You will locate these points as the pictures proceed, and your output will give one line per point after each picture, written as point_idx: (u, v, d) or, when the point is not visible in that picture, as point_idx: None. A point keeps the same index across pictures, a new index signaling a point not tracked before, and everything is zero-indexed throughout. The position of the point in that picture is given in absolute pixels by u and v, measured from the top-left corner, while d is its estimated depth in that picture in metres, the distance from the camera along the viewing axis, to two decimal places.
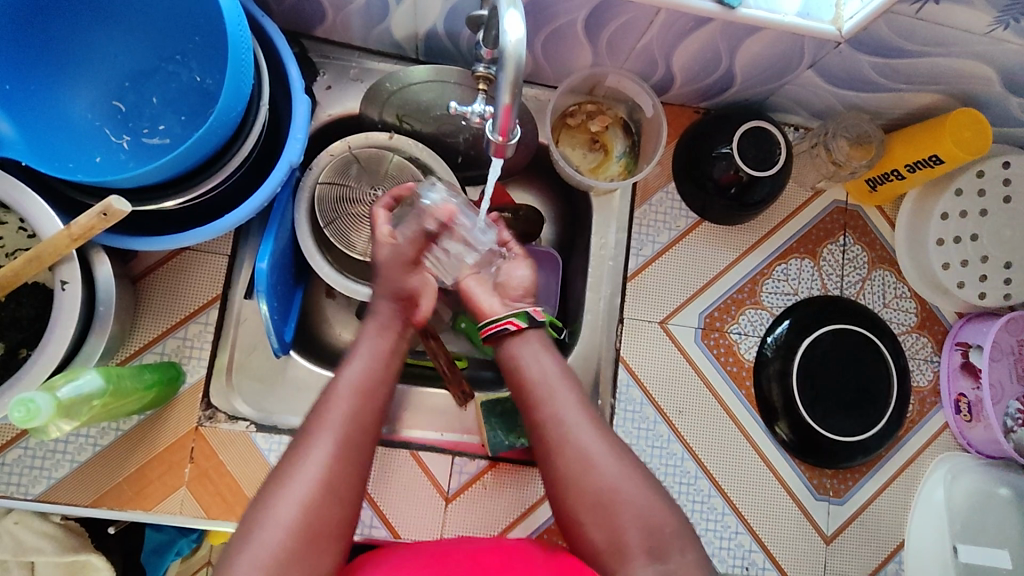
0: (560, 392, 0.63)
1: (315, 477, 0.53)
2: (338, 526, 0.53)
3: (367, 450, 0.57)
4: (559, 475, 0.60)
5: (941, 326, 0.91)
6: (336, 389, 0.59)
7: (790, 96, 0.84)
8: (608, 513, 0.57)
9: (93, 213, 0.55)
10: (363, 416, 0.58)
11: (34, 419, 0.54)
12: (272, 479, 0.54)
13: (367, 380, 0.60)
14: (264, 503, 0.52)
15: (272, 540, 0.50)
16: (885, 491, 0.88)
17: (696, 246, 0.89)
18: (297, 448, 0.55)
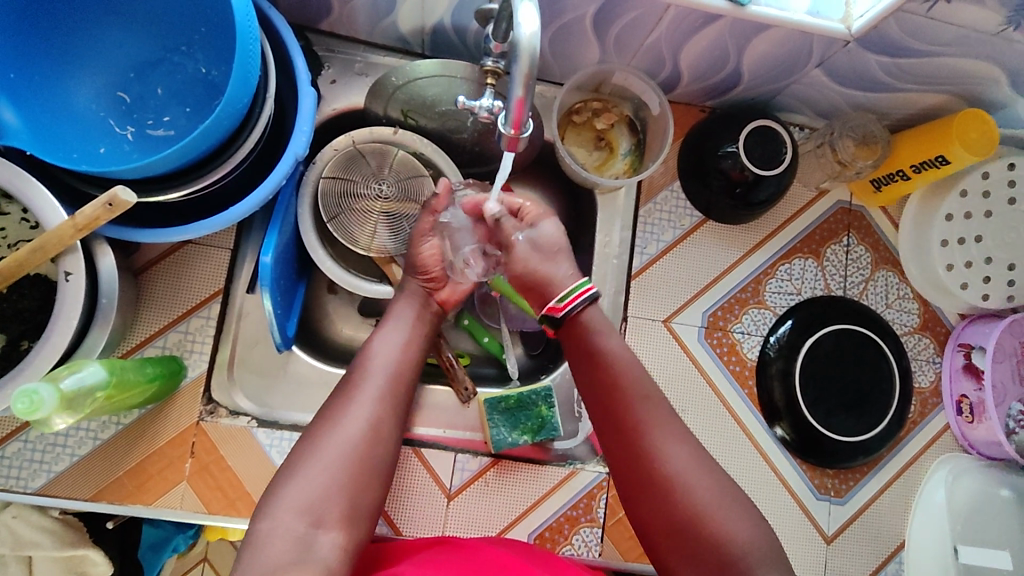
0: (632, 396, 0.67)
1: (360, 421, 0.62)
2: (378, 466, 0.61)
3: (402, 404, 0.67)
4: (649, 488, 0.64)
5: (944, 327, 0.92)
6: (373, 353, 0.69)
7: (796, 95, 0.84)
8: (697, 534, 0.60)
9: (98, 203, 0.55)
10: (399, 378, 0.68)
11: (37, 410, 0.53)
12: (322, 425, 0.61)
13: (399, 348, 0.70)
14: (315, 441, 0.60)
15: (322, 473, 0.58)
16: (886, 491, 0.88)
17: (701, 245, 0.89)
18: (342, 399, 0.64)
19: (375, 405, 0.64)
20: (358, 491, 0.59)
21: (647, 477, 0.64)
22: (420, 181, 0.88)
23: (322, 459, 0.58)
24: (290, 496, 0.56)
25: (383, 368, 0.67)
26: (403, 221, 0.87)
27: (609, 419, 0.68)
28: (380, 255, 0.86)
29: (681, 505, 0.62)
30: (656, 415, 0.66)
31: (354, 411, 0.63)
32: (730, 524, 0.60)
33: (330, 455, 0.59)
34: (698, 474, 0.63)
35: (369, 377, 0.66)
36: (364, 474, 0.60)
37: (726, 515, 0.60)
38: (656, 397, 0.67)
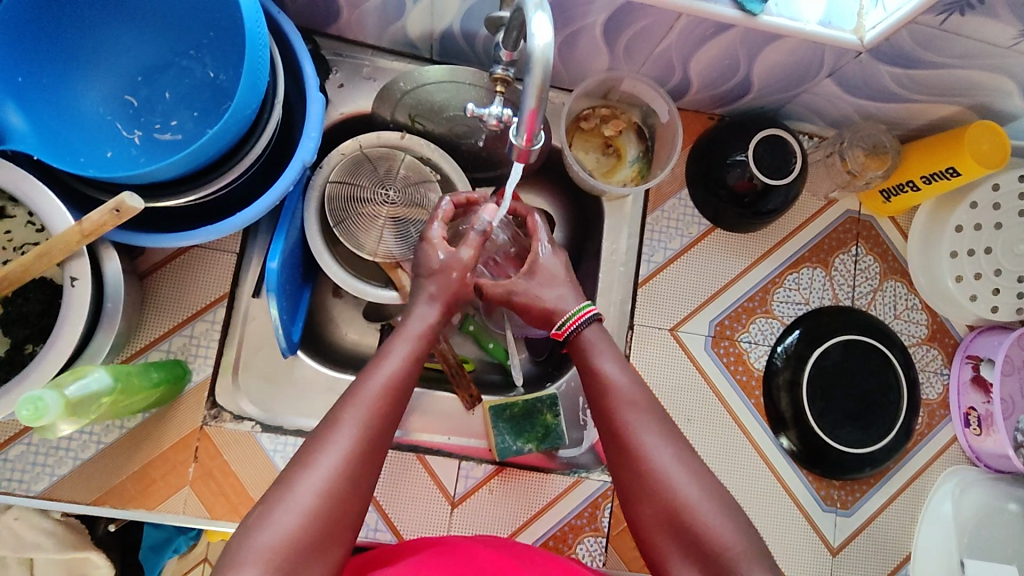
0: (623, 398, 0.66)
1: (334, 467, 0.54)
2: (351, 518, 0.55)
3: (386, 446, 0.59)
4: (634, 489, 0.61)
5: (952, 338, 0.91)
6: (363, 385, 0.60)
7: (806, 105, 0.84)
8: (686, 533, 0.58)
9: (105, 209, 0.54)
10: (386, 407, 0.60)
11: (42, 417, 0.53)
12: (296, 465, 0.55)
13: (395, 378, 0.62)
14: (288, 481, 0.54)
15: (294, 517, 0.52)
16: (892, 503, 0.87)
17: (709, 253, 0.88)
18: (320, 437, 0.56)
19: (356, 449, 0.56)
20: (324, 550, 0.52)
21: (633, 477, 0.61)
22: (426, 186, 0.87)
23: (292, 509, 0.52)
24: (255, 549, 0.50)
25: (374, 401, 0.59)
26: (410, 226, 0.87)
27: (601, 420, 0.66)
28: (385, 260, 0.85)
29: (667, 505, 0.59)
30: (644, 415, 0.64)
31: (331, 453, 0.55)
32: (716, 523, 0.57)
33: (301, 504, 0.52)
34: (684, 474, 0.60)
35: (354, 412, 0.58)
36: (336, 530, 0.53)
37: (712, 514, 0.57)
38: (644, 400, 0.65)
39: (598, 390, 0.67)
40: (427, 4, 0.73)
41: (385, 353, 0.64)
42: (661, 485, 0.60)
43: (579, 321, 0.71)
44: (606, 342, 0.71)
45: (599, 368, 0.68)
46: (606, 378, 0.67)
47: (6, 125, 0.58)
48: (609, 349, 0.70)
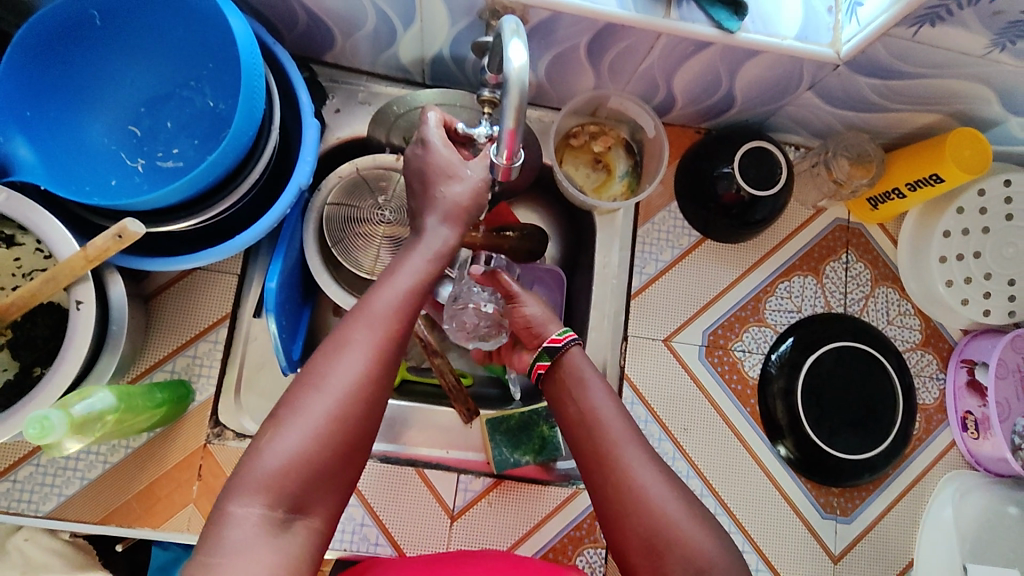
0: (602, 423, 0.63)
1: (344, 389, 0.51)
2: (367, 435, 0.52)
3: (399, 363, 0.55)
4: (616, 515, 0.58)
5: (946, 342, 0.92)
6: (372, 301, 0.55)
7: (790, 116, 0.86)
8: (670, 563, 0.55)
9: (108, 235, 0.57)
10: (402, 325, 0.55)
11: (48, 435, 0.54)
12: (304, 380, 0.52)
13: (410, 293, 0.57)
14: (296, 401, 0.50)
15: (300, 444, 0.49)
16: (893, 509, 0.87)
17: (700, 264, 0.90)
18: (328, 350, 0.53)
19: (369, 365, 0.53)
20: (339, 470, 0.51)
21: (612, 501, 0.59)
22: None
23: (302, 428, 0.49)
24: (262, 475, 0.48)
25: (385, 319, 0.55)
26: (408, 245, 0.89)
27: (580, 448, 0.63)
28: None
29: (650, 529, 0.56)
30: (624, 435, 0.61)
31: (341, 374, 0.51)
32: (702, 543, 0.55)
33: (311, 427, 0.49)
34: (667, 496, 0.57)
35: (366, 325, 0.54)
36: (351, 450, 0.51)
37: (695, 534, 0.56)
38: (624, 425, 0.62)
39: (577, 412, 0.64)
40: (418, 31, 0.76)
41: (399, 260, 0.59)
42: (643, 509, 0.57)
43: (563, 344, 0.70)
44: (588, 368, 0.68)
45: (582, 395, 0.65)
46: (587, 406, 0.64)
47: (15, 156, 0.62)
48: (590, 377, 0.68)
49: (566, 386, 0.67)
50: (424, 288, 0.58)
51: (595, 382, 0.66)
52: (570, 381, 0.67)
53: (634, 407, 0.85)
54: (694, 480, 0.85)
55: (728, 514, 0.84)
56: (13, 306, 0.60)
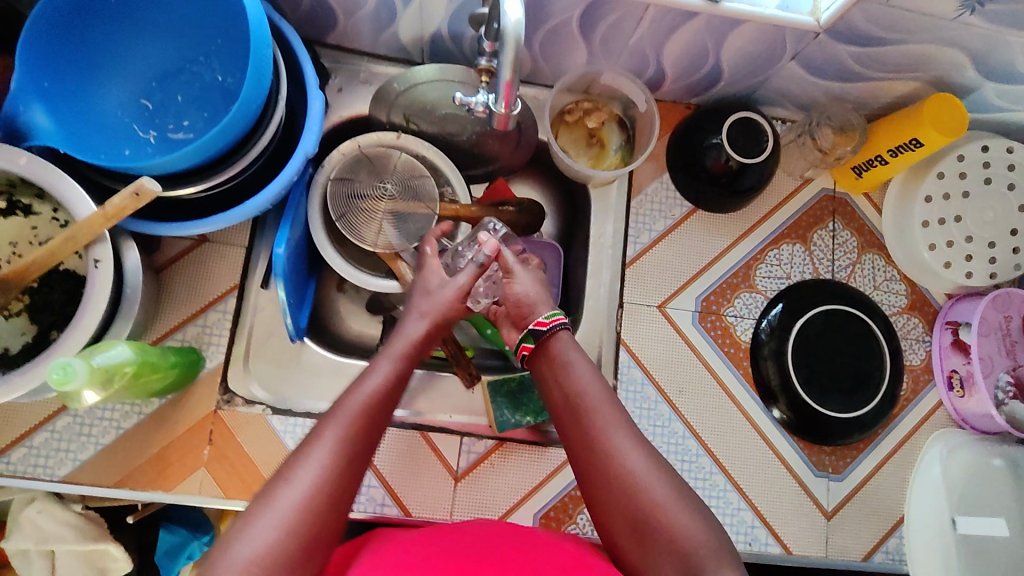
0: (591, 400, 0.64)
1: (315, 480, 0.53)
2: (330, 534, 0.53)
3: (369, 455, 0.58)
4: (602, 494, 0.61)
5: (932, 306, 0.95)
6: (351, 397, 0.59)
7: (775, 89, 0.89)
8: (654, 537, 0.57)
9: (126, 193, 0.59)
10: (375, 417, 0.59)
11: (70, 381, 0.57)
12: (278, 474, 0.54)
13: (384, 388, 0.61)
14: (270, 495, 0.53)
15: (270, 534, 0.51)
16: (883, 466, 0.90)
17: (692, 233, 0.93)
18: (303, 445, 0.56)
19: (343, 455, 0.55)
20: (303, 567, 0.51)
21: (598, 481, 0.61)
22: (421, 181, 0.92)
23: (273, 518, 0.51)
24: (233, 567, 0.49)
25: (360, 412, 0.58)
26: (409, 220, 0.91)
27: (569, 426, 0.65)
28: (386, 251, 0.89)
29: (634, 508, 0.58)
30: (608, 416, 0.63)
31: (311, 466, 0.54)
32: (684, 520, 0.57)
33: (281, 516, 0.51)
34: (651, 477, 0.59)
35: (340, 415, 0.57)
36: (315, 545, 0.52)
37: (678, 512, 0.58)
38: (610, 404, 0.64)
39: (563, 395, 0.66)
40: (417, 8, 0.80)
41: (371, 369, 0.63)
42: (630, 488, 0.59)
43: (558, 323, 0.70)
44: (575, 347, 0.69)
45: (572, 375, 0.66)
46: (578, 385, 0.65)
47: (33, 124, 0.65)
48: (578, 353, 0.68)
49: (552, 366, 0.68)
50: (397, 387, 0.62)
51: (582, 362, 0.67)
52: (557, 362, 0.68)
53: (629, 370, 0.89)
54: (689, 440, 0.87)
55: (723, 473, 0.87)
56: (33, 266, 0.62)
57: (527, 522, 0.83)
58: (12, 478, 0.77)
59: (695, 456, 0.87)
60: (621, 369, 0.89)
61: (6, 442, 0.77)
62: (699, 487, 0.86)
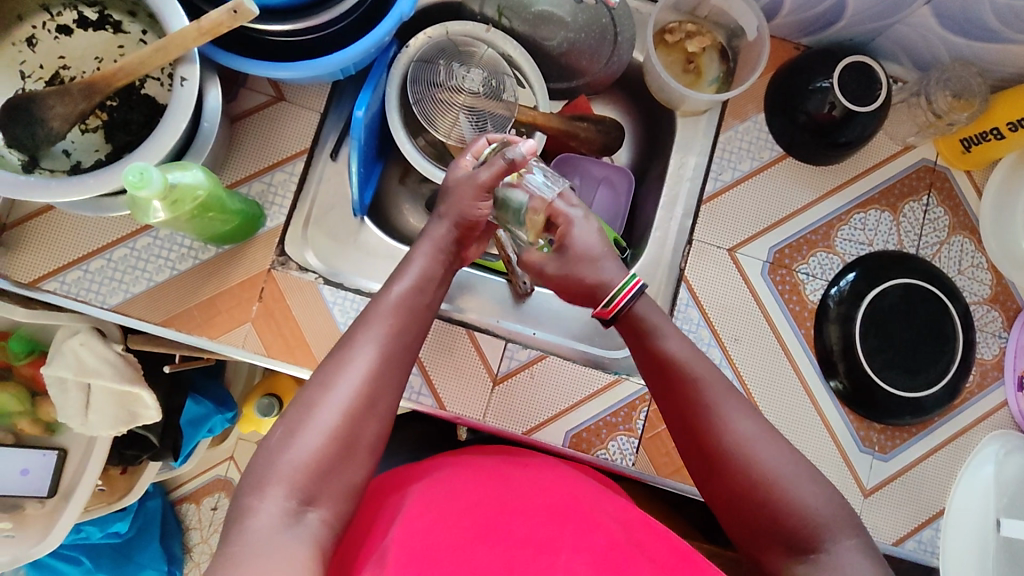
0: (699, 373, 0.65)
1: (353, 389, 0.58)
2: (371, 438, 0.58)
3: (404, 368, 0.62)
4: (710, 471, 0.62)
5: (1015, 302, 0.89)
6: (381, 306, 0.64)
7: (897, 39, 0.84)
8: (775, 505, 0.59)
9: (224, 9, 0.57)
10: (405, 335, 0.64)
11: (145, 187, 0.56)
12: (317, 382, 0.59)
13: (410, 295, 0.66)
14: (307, 405, 0.57)
15: (312, 444, 0.55)
16: (932, 455, 0.86)
17: (777, 180, 0.88)
18: (340, 357, 0.60)
19: (375, 365, 0.60)
20: (348, 465, 0.57)
21: (707, 455, 0.62)
22: (503, 81, 0.89)
23: (315, 428, 0.56)
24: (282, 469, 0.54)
25: (391, 317, 0.64)
26: (485, 118, 0.89)
27: (671, 402, 0.66)
28: (456, 144, 0.88)
29: (748, 480, 0.60)
30: (717, 391, 0.64)
31: (350, 375, 0.59)
32: (804, 494, 0.59)
33: (324, 425, 0.56)
34: (767, 446, 0.61)
35: (372, 331, 0.62)
36: (356, 445, 0.57)
37: (795, 486, 0.59)
38: (711, 375, 0.65)
39: (658, 370, 0.66)
40: None
41: (398, 280, 0.67)
42: (739, 458, 0.61)
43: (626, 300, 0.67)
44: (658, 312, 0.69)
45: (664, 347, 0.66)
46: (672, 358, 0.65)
47: None
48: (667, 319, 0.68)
49: (643, 340, 0.67)
50: (425, 293, 0.67)
51: (676, 336, 0.67)
52: (651, 336, 0.67)
53: (687, 309, 0.85)
54: (736, 389, 0.84)
55: None
56: (120, 73, 0.61)
57: (557, 438, 0.82)
58: (65, 298, 0.77)
59: None
60: (678, 307, 0.85)
61: (64, 262, 0.78)
62: None
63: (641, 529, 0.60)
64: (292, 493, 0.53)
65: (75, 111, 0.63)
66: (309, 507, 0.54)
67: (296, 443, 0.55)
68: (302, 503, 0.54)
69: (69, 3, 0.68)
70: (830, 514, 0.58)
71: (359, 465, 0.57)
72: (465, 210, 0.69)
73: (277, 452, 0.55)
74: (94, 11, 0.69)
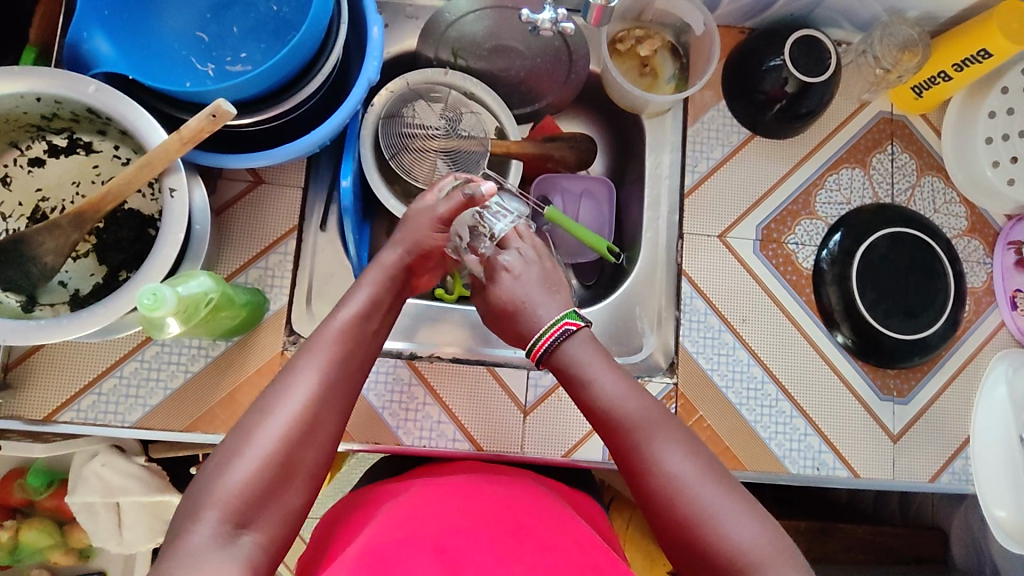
0: (627, 404, 0.61)
1: (293, 413, 0.56)
2: (311, 467, 0.57)
3: (345, 399, 0.61)
4: (646, 505, 0.58)
5: (992, 228, 0.93)
6: (322, 332, 0.62)
7: (835, 7, 0.87)
8: (707, 546, 0.54)
9: (202, 114, 0.57)
10: (352, 360, 0.62)
11: (160, 308, 0.56)
12: (257, 406, 0.57)
13: (357, 323, 0.64)
14: (248, 431, 0.55)
15: (245, 470, 0.53)
16: (947, 389, 0.90)
17: (750, 160, 0.91)
18: (282, 380, 0.59)
19: (315, 392, 0.58)
20: (283, 493, 0.54)
21: (642, 490, 0.58)
22: (471, 118, 0.90)
23: (251, 453, 0.54)
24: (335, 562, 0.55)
25: (333, 344, 0.62)
26: (462, 156, 0.90)
27: (605, 437, 0.62)
28: None
29: (679, 518, 0.55)
30: (646, 421, 0.60)
31: (291, 399, 0.57)
32: (736, 533, 0.54)
33: (261, 449, 0.54)
34: (699, 485, 0.56)
35: (313, 358, 0.60)
36: (295, 471, 0.55)
37: (730, 524, 0.54)
38: (642, 405, 0.61)
39: (589, 404, 0.63)
40: None
41: (339, 306, 0.65)
42: (670, 493, 0.56)
43: (549, 341, 0.65)
44: (593, 348, 0.65)
45: (595, 381, 0.63)
46: (603, 390, 0.62)
47: (96, 52, 0.63)
48: (600, 354, 0.65)
49: (572, 380, 0.64)
50: (374, 319, 0.66)
51: (607, 373, 0.64)
52: (580, 372, 0.64)
53: (692, 301, 0.88)
54: (754, 367, 0.87)
55: (789, 400, 0.87)
56: (107, 198, 0.61)
57: (597, 453, 0.83)
58: (83, 426, 0.76)
59: (761, 383, 0.87)
60: (684, 300, 0.88)
61: (76, 389, 0.76)
62: (766, 413, 0.86)
63: (598, 551, 0.59)
64: (226, 516, 0.51)
65: (66, 241, 0.63)
66: (244, 528, 0.52)
67: (233, 467, 0.53)
68: (237, 525, 0.51)
69: (36, 136, 0.67)
70: (763, 553, 0.53)
71: (296, 489, 0.55)
72: (421, 239, 0.70)
73: (212, 481, 0.53)
74: (62, 137, 0.68)
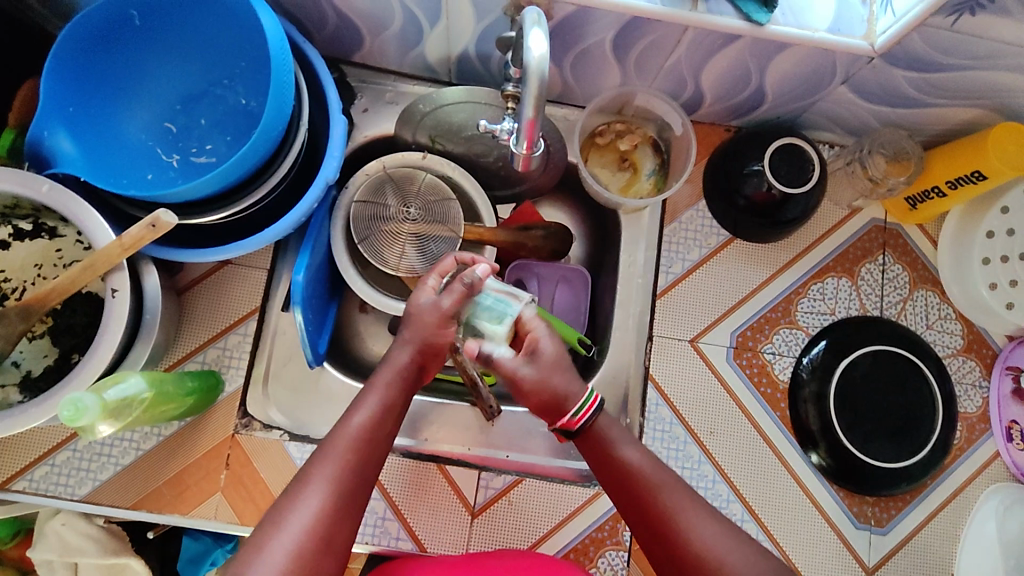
0: (660, 477, 0.60)
1: (304, 529, 0.51)
2: None
3: (358, 507, 0.56)
4: None
5: (990, 349, 0.87)
6: (336, 437, 0.57)
7: (823, 113, 0.83)
8: None
9: (143, 224, 0.58)
10: (366, 465, 0.57)
11: (81, 417, 0.56)
12: (266, 520, 0.52)
13: (372, 425, 0.59)
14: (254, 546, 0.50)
15: None
16: (931, 522, 0.84)
17: (728, 263, 0.88)
18: (289, 494, 0.54)
19: (328, 504, 0.53)
20: None
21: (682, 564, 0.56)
22: (447, 204, 0.88)
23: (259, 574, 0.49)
24: None
25: (347, 452, 0.56)
26: (431, 244, 0.88)
27: (635, 511, 0.60)
28: (408, 276, 0.87)
29: None
30: (678, 495, 0.59)
31: None
32: None
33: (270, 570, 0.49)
34: (736, 550, 0.56)
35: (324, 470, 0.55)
36: None
37: None
38: (672, 478, 0.60)
39: (617, 477, 0.61)
40: (444, 30, 0.77)
41: (356, 403, 0.60)
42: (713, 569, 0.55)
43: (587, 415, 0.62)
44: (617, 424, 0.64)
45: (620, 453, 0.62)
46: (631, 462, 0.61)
47: (58, 149, 0.64)
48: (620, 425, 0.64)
49: (602, 452, 0.62)
50: (389, 422, 0.60)
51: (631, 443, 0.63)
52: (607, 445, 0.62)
53: (657, 408, 0.84)
54: (719, 484, 0.83)
55: (755, 521, 0.82)
56: (52, 293, 0.62)
57: None
58: (34, 496, 0.77)
59: (726, 502, 0.82)
60: (649, 407, 0.84)
61: (29, 460, 0.78)
62: None
63: None
64: None
65: (14, 330, 0.64)
66: None
67: None
68: None
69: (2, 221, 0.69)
70: None
71: None
72: (430, 337, 0.64)
73: None
74: (27, 222, 0.70)
